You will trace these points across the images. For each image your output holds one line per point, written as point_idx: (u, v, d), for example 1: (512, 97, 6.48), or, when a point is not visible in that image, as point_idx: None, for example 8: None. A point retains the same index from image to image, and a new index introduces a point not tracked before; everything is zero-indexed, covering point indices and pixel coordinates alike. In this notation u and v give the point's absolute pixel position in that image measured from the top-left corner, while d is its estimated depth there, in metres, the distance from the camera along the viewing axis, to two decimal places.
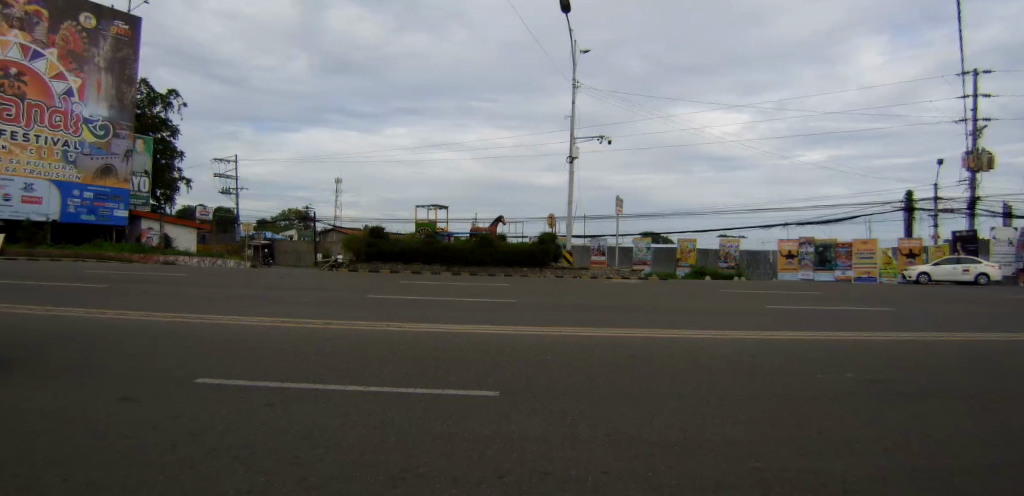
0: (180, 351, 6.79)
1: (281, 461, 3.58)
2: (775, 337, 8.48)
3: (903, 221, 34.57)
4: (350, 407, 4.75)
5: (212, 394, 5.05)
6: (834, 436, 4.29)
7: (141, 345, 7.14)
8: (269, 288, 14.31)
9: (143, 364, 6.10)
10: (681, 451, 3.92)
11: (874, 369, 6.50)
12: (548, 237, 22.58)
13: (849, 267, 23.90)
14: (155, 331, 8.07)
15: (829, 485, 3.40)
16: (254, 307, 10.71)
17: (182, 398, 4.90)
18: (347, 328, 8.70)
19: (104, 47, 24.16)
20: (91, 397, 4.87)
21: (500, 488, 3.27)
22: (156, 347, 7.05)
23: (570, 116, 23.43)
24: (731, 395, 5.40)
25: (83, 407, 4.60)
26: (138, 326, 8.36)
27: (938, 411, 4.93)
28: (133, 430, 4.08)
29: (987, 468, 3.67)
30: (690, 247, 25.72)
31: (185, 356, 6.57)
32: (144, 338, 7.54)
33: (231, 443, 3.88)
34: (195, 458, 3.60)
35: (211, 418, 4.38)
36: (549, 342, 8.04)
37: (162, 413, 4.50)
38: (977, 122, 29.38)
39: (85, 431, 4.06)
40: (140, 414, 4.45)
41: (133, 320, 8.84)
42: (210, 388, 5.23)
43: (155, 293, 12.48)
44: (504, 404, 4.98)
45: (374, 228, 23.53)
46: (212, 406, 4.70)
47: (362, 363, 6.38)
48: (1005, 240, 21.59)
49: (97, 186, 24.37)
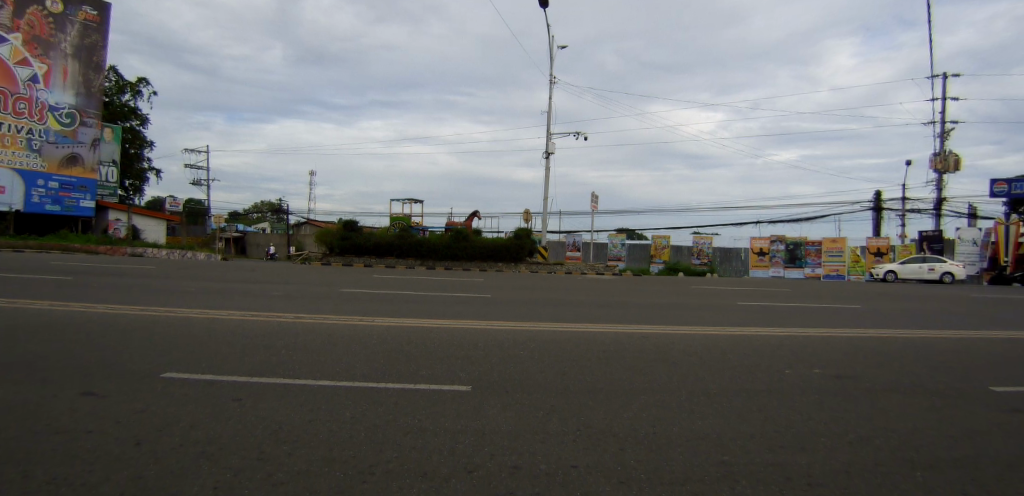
0: (151, 345, 6.67)
1: (248, 457, 3.60)
2: (744, 333, 8.69)
3: (872, 219, 35.60)
4: (322, 403, 4.79)
5: (178, 389, 5.02)
6: (800, 430, 4.45)
7: (110, 338, 6.97)
8: (241, 283, 13.94)
9: (110, 360, 5.95)
10: (650, 446, 4.06)
11: (839, 364, 6.69)
12: (523, 232, 22.36)
13: (818, 265, 25.11)
14: (125, 324, 7.85)
15: (799, 480, 3.50)
16: (234, 302, 10.47)
17: (149, 394, 4.88)
18: (318, 322, 8.67)
19: (72, 33, 23.41)
20: (53, 393, 4.84)
21: (466, 482, 3.36)
22: (125, 341, 6.87)
23: (548, 112, 23.46)
24: (702, 391, 5.52)
25: (48, 402, 4.59)
26: (105, 320, 8.10)
27: (898, 407, 5.10)
28: (93, 425, 4.07)
29: (950, 463, 3.82)
30: (664, 244, 25.97)
31: (160, 350, 6.46)
32: (113, 331, 7.35)
33: (199, 439, 3.88)
34: (164, 455, 3.59)
35: (178, 414, 4.37)
36: (521, 335, 8.19)
37: (129, 408, 4.50)
38: (945, 125, 30.15)
39: (48, 426, 4.04)
40: (106, 410, 4.42)
41: (102, 313, 8.55)
42: (176, 384, 5.19)
43: (124, 286, 12.02)
44: (474, 398, 5.13)
45: (347, 221, 23.27)
46: (178, 402, 4.68)
47: (332, 359, 6.40)
48: (970, 240, 23.23)
49: (62, 175, 23.49)
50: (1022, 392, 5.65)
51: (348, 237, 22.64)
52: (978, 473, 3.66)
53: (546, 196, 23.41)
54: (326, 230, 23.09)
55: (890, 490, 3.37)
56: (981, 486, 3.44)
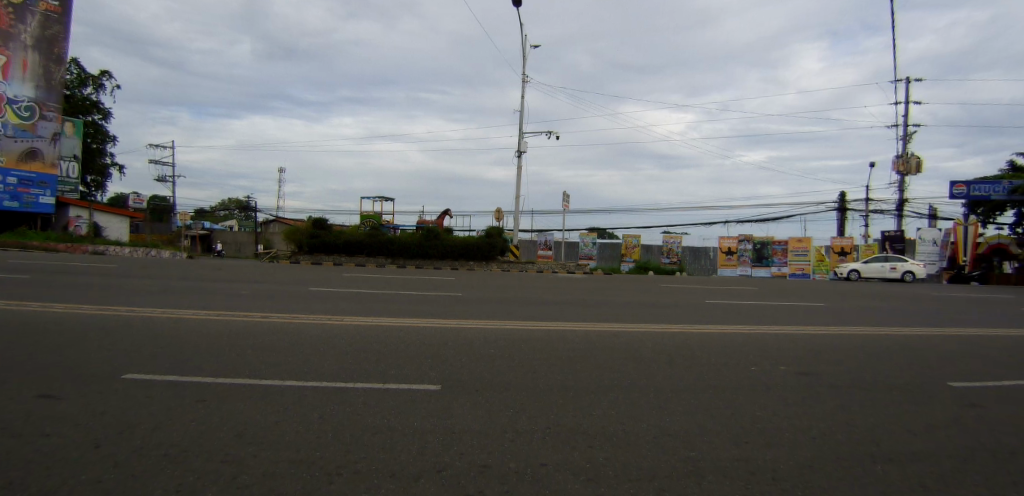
0: (113, 346, 6.42)
1: (210, 460, 3.47)
2: (711, 330, 8.84)
3: (837, 220, 36.63)
4: (290, 404, 4.67)
5: (139, 391, 4.83)
6: (766, 425, 4.53)
7: (69, 339, 6.68)
8: (207, 282, 13.56)
9: (68, 361, 5.70)
10: (619, 443, 4.08)
11: (802, 361, 6.85)
12: (494, 231, 22.30)
13: (784, 264, 25.71)
14: (85, 324, 7.54)
15: (767, 474, 3.55)
16: (197, 301, 10.17)
17: (109, 395, 4.69)
18: (286, 321, 8.47)
19: (32, 24, 22.34)
20: (9, 395, 4.61)
21: (435, 482, 3.30)
22: (86, 341, 6.60)
23: (521, 111, 23.46)
24: (669, 388, 5.59)
25: (1, 404, 4.37)
26: (63, 319, 7.76)
27: (859, 402, 5.24)
28: (50, 428, 3.88)
29: (910, 456, 3.93)
30: (634, 243, 26.24)
31: (121, 351, 6.21)
32: (73, 332, 7.04)
33: (161, 441, 3.73)
34: (123, 458, 3.44)
35: (140, 415, 4.21)
36: (491, 334, 8.16)
37: (88, 410, 4.31)
38: (906, 128, 31.18)
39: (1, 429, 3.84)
40: (63, 412, 4.23)
41: (60, 313, 8.19)
42: (137, 385, 5.00)
43: (83, 285, 11.55)
44: (444, 397, 5.06)
45: (317, 220, 22.85)
46: (140, 403, 4.51)
47: (300, 359, 6.25)
48: (930, 240, 24.10)
49: (21, 170, 22.52)
50: (978, 387, 5.86)
51: (318, 236, 22.25)
52: (936, 466, 3.77)
53: (518, 195, 23.41)
54: (296, 228, 22.64)
55: (853, 482, 3.45)
56: (938, 479, 3.53)
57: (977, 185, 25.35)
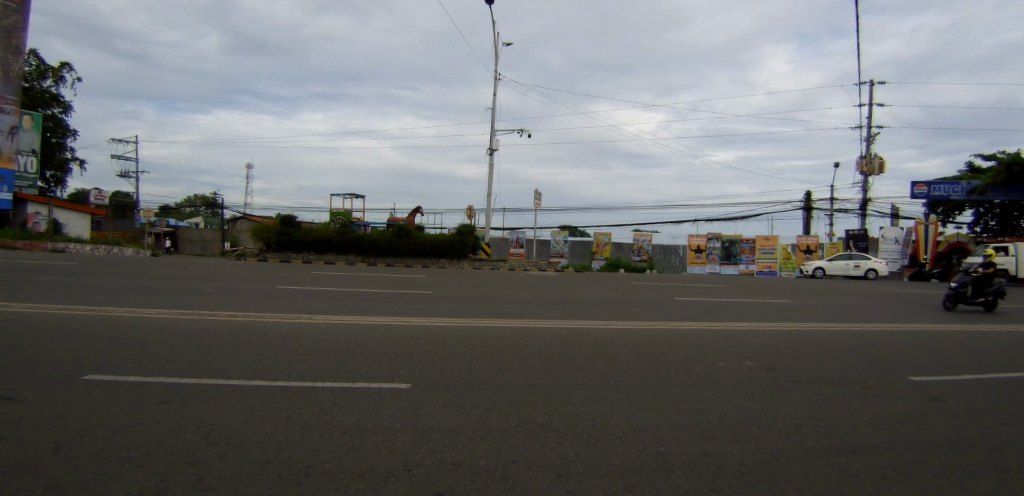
0: (71, 346, 6.16)
1: (174, 462, 3.36)
2: (678, 327, 8.95)
3: (803, 218, 37.55)
4: (257, 404, 4.56)
5: (98, 392, 4.64)
6: (736, 420, 4.61)
7: (24, 339, 6.37)
8: (170, 280, 13.13)
9: (22, 362, 5.44)
10: (589, 439, 4.09)
11: (769, 357, 6.99)
12: (466, 228, 22.15)
13: (752, 262, 26.14)
14: (42, 324, 7.21)
15: (736, 468, 3.61)
16: (160, 300, 9.82)
17: (67, 397, 4.50)
18: (252, 320, 8.25)
19: None
20: None
21: (406, 481, 3.26)
22: (43, 341, 6.32)
23: (495, 108, 23.36)
24: (639, 384, 5.64)
25: None
26: (18, 320, 7.41)
27: (824, 396, 5.36)
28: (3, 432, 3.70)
29: (873, 448, 4.04)
30: (605, 241, 26.45)
31: (80, 351, 5.96)
32: (29, 332, 6.72)
33: (122, 443, 3.60)
34: (81, 462, 3.30)
35: (101, 417, 4.05)
36: (461, 332, 8.09)
37: (44, 412, 4.12)
38: (869, 130, 32.12)
39: None
40: (17, 415, 4.03)
41: (15, 313, 7.81)
42: (97, 386, 4.80)
43: (38, 284, 11.06)
44: (414, 396, 5.00)
45: (285, 217, 22.34)
46: (100, 405, 4.33)
47: (267, 358, 6.09)
48: (892, 238, 24.97)
49: None
50: (935, 381, 6.06)
51: (286, 233, 21.79)
52: (895, 457, 3.88)
53: (490, 192, 23.32)
54: (264, 225, 22.11)
55: (819, 474, 3.54)
56: (898, 470, 3.65)
57: (937, 185, 26.26)
